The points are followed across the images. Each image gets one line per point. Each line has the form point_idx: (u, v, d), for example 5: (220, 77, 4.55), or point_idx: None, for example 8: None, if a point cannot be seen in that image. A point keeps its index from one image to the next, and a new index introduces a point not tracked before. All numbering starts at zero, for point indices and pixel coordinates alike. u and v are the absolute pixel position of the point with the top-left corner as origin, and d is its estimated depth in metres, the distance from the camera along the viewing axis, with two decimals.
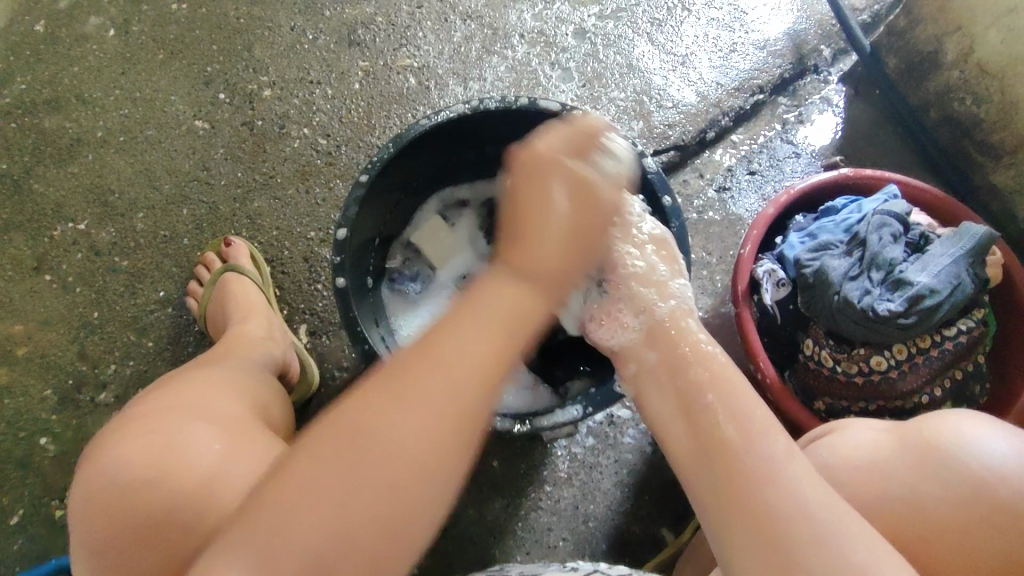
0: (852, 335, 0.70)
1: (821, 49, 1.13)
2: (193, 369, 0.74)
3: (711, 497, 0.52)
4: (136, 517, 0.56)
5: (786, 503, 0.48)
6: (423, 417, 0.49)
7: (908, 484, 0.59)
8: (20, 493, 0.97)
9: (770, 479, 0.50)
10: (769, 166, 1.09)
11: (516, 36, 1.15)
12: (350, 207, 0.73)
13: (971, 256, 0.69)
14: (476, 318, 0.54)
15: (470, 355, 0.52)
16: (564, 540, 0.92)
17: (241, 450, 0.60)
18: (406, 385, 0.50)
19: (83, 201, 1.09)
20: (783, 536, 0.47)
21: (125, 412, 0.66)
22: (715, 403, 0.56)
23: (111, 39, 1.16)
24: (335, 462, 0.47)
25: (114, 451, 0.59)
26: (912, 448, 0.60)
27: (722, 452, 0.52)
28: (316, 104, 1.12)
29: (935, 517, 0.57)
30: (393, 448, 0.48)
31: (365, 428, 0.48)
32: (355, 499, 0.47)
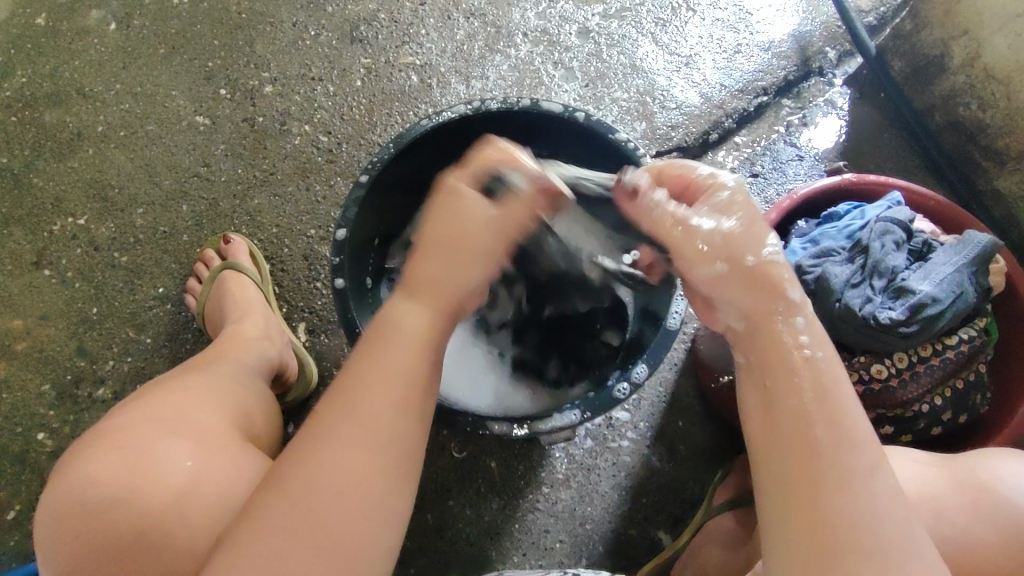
0: (853, 343, 0.69)
1: (826, 51, 1.13)
2: (178, 374, 0.73)
3: (786, 501, 0.46)
4: (109, 537, 0.56)
5: (865, 528, 0.44)
6: (337, 457, 0.48)
7: (958, 524, 0.62)
8: (17, 488, 0.97)
9: (850, 486, 0.45)
10: (772, 168, 1.09)
11: (519, 34, 1.14)
12: (350, 208, 0.72)
13: (974, 265, 0.68)
14: (387, 344, 0.53)
15: (382, 382, 0.51)
16: (561, 542, 0.91)
17: (213, 464, 0.60)
18: (334, 412, 0.50)
19: (82, 196, 1.09)
20: (842, 547, 0.44)
21: (101, 420, 0.65)
22: (805, 396, 0.48)
23: (113, 33, 1.15)
24: (287, 510, 0.46)
25: (82, 468, 0.59)
26: (961, 489, 0.63)
27: (802, 425, 0.47)
28: (318, 101, 1.12)
29: (982, 559, 0.60)
30: (312, 477, 0.47)
31: (306, 473, 0.48)
32: (326, 513, 0.47)
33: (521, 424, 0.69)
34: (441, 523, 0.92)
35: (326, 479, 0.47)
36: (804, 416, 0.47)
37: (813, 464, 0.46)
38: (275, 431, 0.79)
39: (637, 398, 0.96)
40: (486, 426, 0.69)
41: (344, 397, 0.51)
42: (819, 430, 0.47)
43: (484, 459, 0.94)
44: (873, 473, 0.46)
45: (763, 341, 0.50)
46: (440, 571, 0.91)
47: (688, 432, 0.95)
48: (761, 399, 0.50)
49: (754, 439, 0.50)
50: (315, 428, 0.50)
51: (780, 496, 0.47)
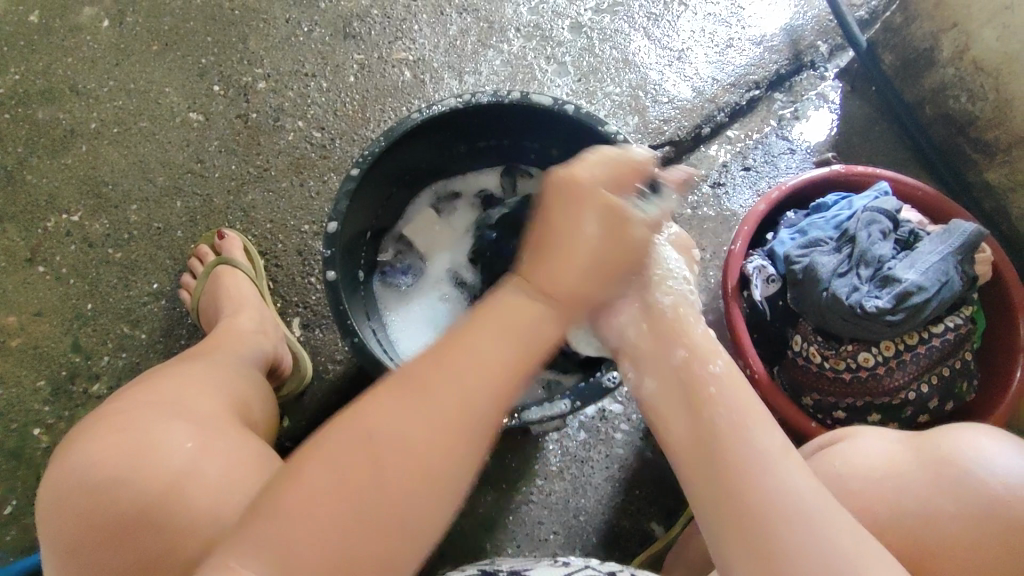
0: (840, 331, 0.70)
1: (818, 45, 1.13)
2: (179, 361, 0.74)
3: (705, 493, 0.49)
4: (108, 517, 0.56)
5: (785, 499, 0.46)
6: (409, 433, 0.46)
7: (920, 499, 0.60)
8: (12, 484, 0.97)
9: (764, 468, 0.48)
10: (764, 162, 1.09)
11: (512, 30, 1.14)
12: (341, 201, 0.73)
13: (959, 253, 0.69)
14: (472, 347, 0.49)
15: (460, 378, 0.48)
16: (555, 534, 0.92)
17: (214, 445, 0.61)
18: (411, 387, 0.47)
19: (77, 192, 1.09)
20: (772, 534, 0.45)
21: (104, 404, 0.66)
22: (719, 396, 0.52)
23: (106, 29, 1.16)
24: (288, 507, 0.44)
25: (86, 449, 0.60)
26: (927, 463, 0.61)
27: (712, 417, 0.51)
28: (311, 97, 1.12)
29: (947, 536, 0.58)
30: (375, 449, 0.45)
31: (374, 421, 0.46)
32: (330, 534, 0.43)
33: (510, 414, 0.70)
34: None
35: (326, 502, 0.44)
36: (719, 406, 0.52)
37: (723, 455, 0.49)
38: (273, 421, 0.79)
39: (630, 391, 0.97)
40: None
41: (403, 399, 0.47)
42: (722, 423, 0.51)
43: None
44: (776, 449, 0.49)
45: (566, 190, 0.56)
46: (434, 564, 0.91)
47: None
48: (687, 407, 0.53)
49: (676, 436, 0.53)
50: (396, 393, 0.47)
51: (705, 492, 0.49)
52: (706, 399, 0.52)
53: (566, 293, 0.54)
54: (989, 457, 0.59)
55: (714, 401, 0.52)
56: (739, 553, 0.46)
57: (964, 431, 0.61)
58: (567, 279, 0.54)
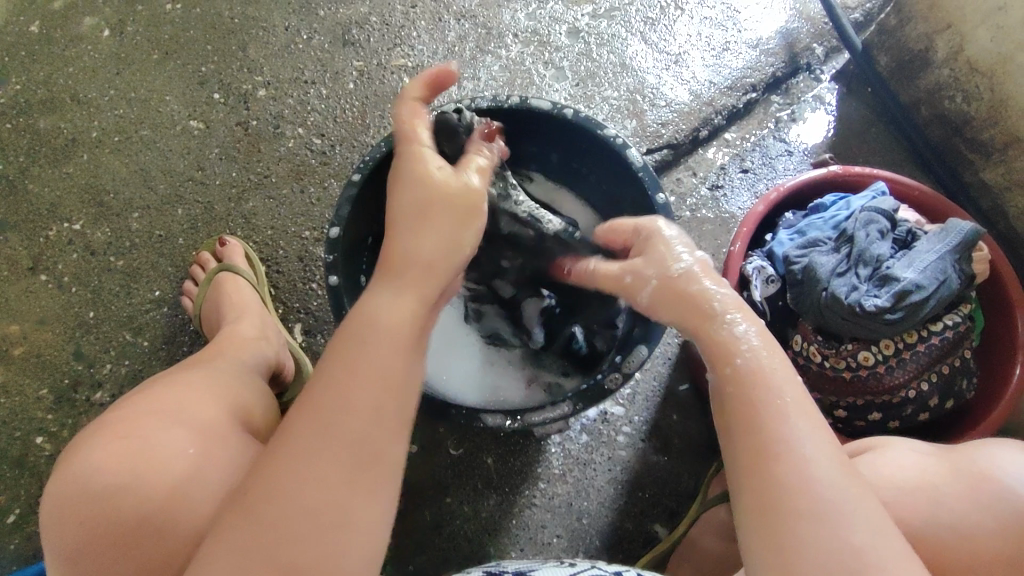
0: (840, 330, 0.70)
1: (814, 47, 1.14)
2: (181, 369, 0.74)
3: (741, 480, 0.47)
4: (112, 524, 0.57)
5: (826, 497, 0.45)
6: (315, 472, 0.47)
7: (956, 511, 0.62)
8: (16, 492, 0.98)
9: (803, 458, 0.46)
10: (761, 164, 1.10)
11: (509, 35, 1.15)
12: (343, 206, 0.73)
13: (957, 251, 0.69)
14: (362, 339, 0.52)
15: (353, 400, 0.49)
16: (558, 537, 0.92)
17: (217, 452, 0.62)
18: (307, 429, 0.48)
19: (78, 201, 1.09)
20: (806, 532, 0.44)
21: (105, 412, 0.66)
22: (760, 385, 0.49)
23: (106, 39, 1.16)
24: (251, 522, 0.45)
25: (88, 458, 0.59)
26: (962, 475, 0.64)
27: (754, 402, 0.49)
28: (311, 104, 1.13)
29: (980, 547, 0.60)
30: (280, 495, 0.46)
31: (279, 472, 0.47)
32: (320, 527, 0.46)
33: (513, 417, 0.70)
34: (439, 520, 0.93)
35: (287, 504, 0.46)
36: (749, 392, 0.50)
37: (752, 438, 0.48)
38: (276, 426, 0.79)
39: (631, 392, 0.97)
40: (481, 419, 0.70)
41: (308, 406, 0.49)
42: (766, 408, 0.48)
43: (480, 455, 0.94)
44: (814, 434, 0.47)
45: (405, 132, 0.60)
46: (438, 568, 0.91)
47: (682, 426, 0.96)
48: (724, 387, 0.51)
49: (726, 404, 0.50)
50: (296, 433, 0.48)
51: (740, 482, 0.47)
52: (742, 387, 0.50)
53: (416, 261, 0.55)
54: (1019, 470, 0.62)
55: (756, 389, 0.49)
56: (766, 551, 0.45)
57: (995, 450, 0.65)
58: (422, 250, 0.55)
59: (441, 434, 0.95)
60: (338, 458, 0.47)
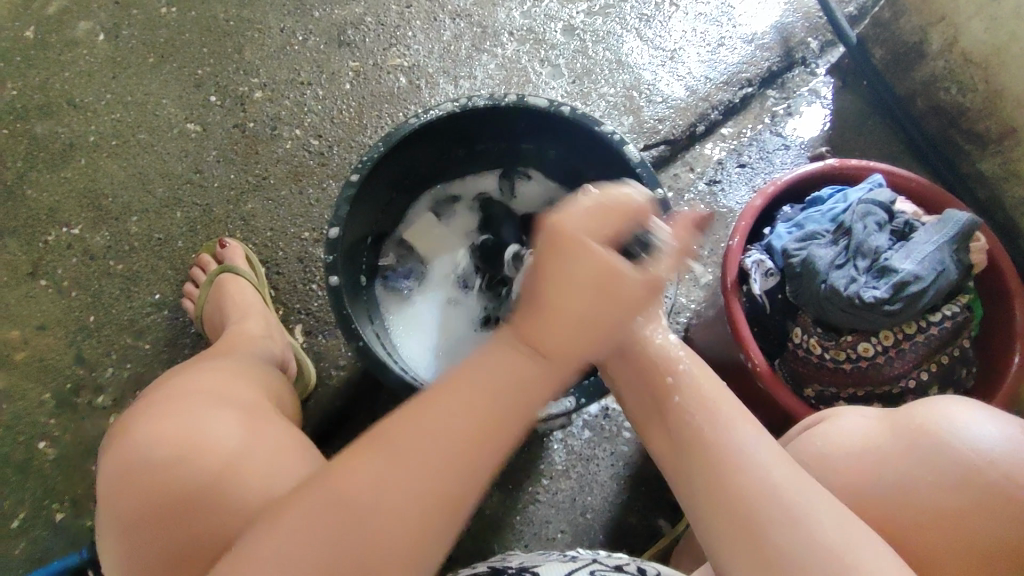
0: (840, 323, 0.71)
1: (808, 42, 1.14)
2: (212, 358, 0.78)
3: (688, 491, 0.50)
4: (162, 495, 0.57)
5: (769, 493, 0.46)
6: (404, 473, 0.45)
7: (900, 472, 0.56)
8: (20, 497, 0.98)
9: (736, 460, 0.48)
10: (759, 158, 1.10)
11: (505, 34, 1.15)
12: (341, 206, 0.73)
13: (955, 242, 0.69)
14: (463, 380, 0.47)
15: (452, 409, 0.46)
16: (562, 533, 0.92)
17: (262, 438, 0.63)
18: (393, 428, 0.46)
19: (77, 205, 1.09)
20: (755, 525, 0.45)
21: (150, 395, 0.69)
22: (685, 402, 0.54)
23: (101, 43, 1.16)
24: (334, 494, 0.45)
25: (143, 428, 0.62)
26: (901, 434, 0.57)
27: (685, 419, 0.53)
28: (308, 105, 1.13)
29: (926, 510, 0.54)
30: (364, 491, 0.45)
31: (364, 463, 0.45)
32: (403, 513, 0.44)
33: None
34: None
35: (365, 503, 0.45)
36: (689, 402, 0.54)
37: (711, 451, 0.49)
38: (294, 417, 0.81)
39: None
40: None
41: (414, 412, 0.47)
42: (693, 420, 0.52)
43: None
44: (761, 438, 0.50)
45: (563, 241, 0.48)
46: (443, 566, 0.92)
47: None
48: (659, 412, 0.56)
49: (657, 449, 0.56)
50: (379, 434, 0.47)
51: (692, 492, 0.49)
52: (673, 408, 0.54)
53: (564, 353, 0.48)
54: (955, 417, 0.56)
55: (683, 408, 0.53)
56: (731, 548, 0.46)
57: (940, 401, 0.58)
58: (563, 338, 0.47)
59: None
60: (425, 467, 0.45)
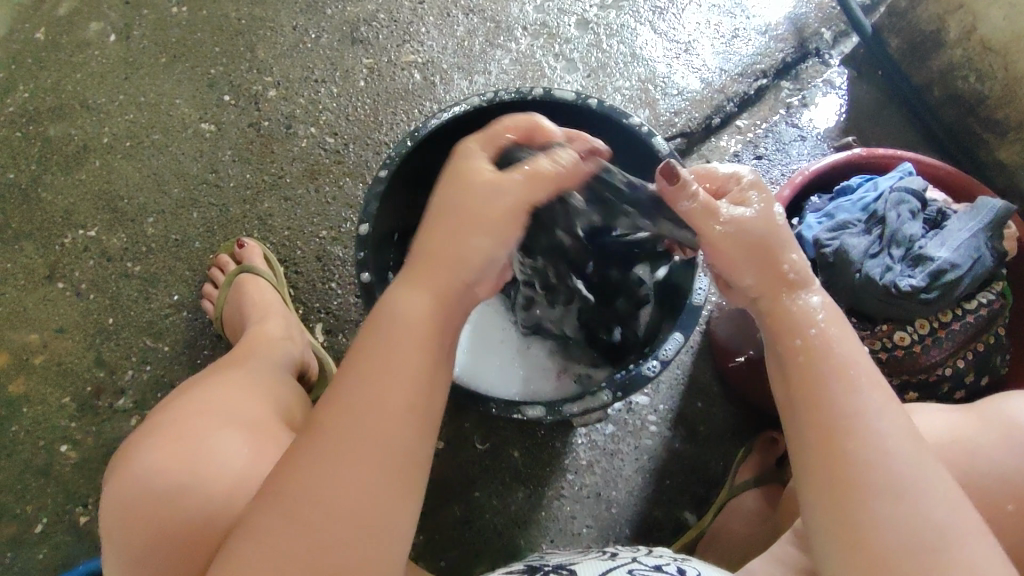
0: (874, 312, 0.71)
1: (823, 32, 1.14)
2: (214, 371, 0.76)
3: (800, 452, 0.49)
4: (176, 523, 0.58)
5: (883, 470, 0.45)
6: (349, 457, 0.46)
7: (995, 459, 0.62)
8: (42, 502, 0.97)
9: (855, 431, 0.47)
10: (775, 150, 1.10)
11: (518, 29, 1.15)
12: (370, 203, 0.73)
13: (989, 230, 0.70)
14: (395, 342, 0.50)
15: (383, 380, 0.48)
16: (588, 528, 0.93)
17: (265, 453, 0.62)
18: (327, 422, 0.47)
19: (92, 207, 1.09)
20: (862, 502, 0.45)
21: (151, 418, 0.67)
22: (808, 358, 0.50)
23: (113, 44, 1.16)
24: (284, 509, 0.44)
25: (144, 457, 0.61)
26: (989, 425, 0.63)
27: (811, 381, 0.50)
28: (322, 103, 1.12)
29: (1018, 490, 0.61)
30: (307, 491, 0.45)
31: (306, 461, 0.46)
32: (344, 507, 0.45)
33: (551, 409, 0.70)
34: (468, 515, 0.93)
35: (307, 503, 0.44)
36: (820, 368, 0.50)
37: (827, 424, 0.48)
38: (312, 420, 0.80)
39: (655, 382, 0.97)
40: (520, 411, 0.70)
41: (341, 393, 0.48)
42: (823, 381, 0.49)
43: (507, 449, 0.95)
44: (878, 411, 0.47)
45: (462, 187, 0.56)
46: (470, 563, 0.92)
47: (707, 413, 0.97)
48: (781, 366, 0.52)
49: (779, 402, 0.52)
50: (310, 432, 0.47)
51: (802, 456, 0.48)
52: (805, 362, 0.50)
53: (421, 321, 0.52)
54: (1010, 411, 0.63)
55: (813, 363, 0.50)
56: (835, 522, 0.45)
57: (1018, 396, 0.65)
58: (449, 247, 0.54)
59: (468, 429, 0.95)
60: (366, 454, 0.46)
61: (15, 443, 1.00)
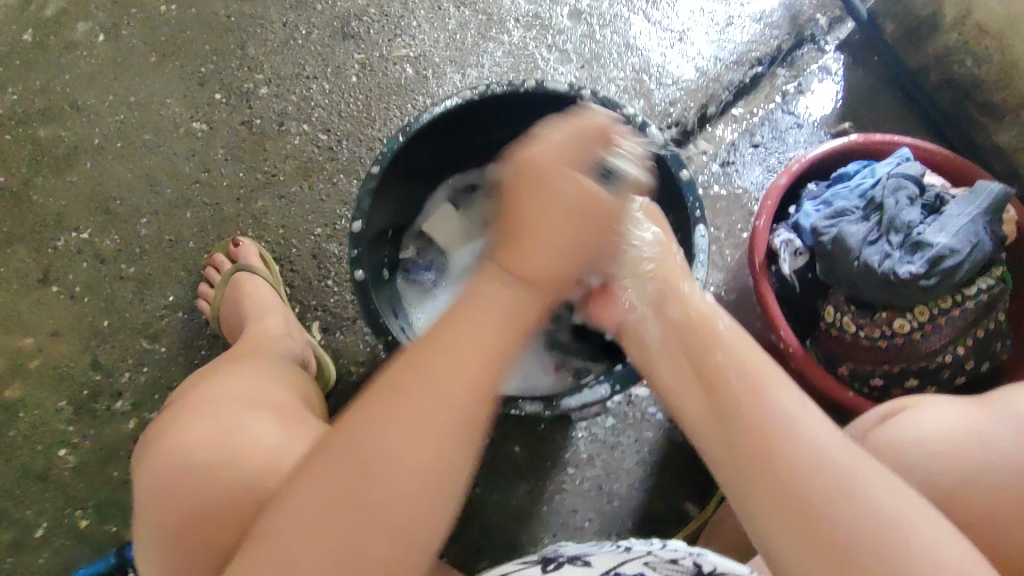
0: (874, 299, 0.71)
1: (818, 18, 1.13)
2: (239, 359, 0.76)
3: (737, 472, 0.49)
4: (210, 501, 0.56)
5: (819, 465, 0.46)
6: (410, 436, 0.45)
7: (1009, 453, 0.58)
8: (42, 507, 0.97)
9: (786, 435, 0.48)
10: (772, 138, 1.09)
11: (511, 20, 1.14)
12: (363, 199, 0.72)
13: (987, 214, 0.69)
14: (468, 325, 0.50)
15: (457, 377, 0.47)
16: (590, 521, 0.92)
17: (298, 435, 0.62)
18: (398, 391, 0.47)
19: (85, 210, 1.08)
20: (811, 503, 0.45)
21: (180, 400, 0.67)
22: (729, 371, 0.53)
23: (101, 44, 1.14)
24: (344, 477, 0.45)
25: (183, 433, 0.61)
26: (1001, 418, 0.60)
27: (730, 394, 0.52)
28: (314, 100, 1.11)
29: None
30: (371, 462, 0.45)
31: (370, 424, 0.46)
32: (400, 482, 0.45)
33: (550, 404, 0.69)
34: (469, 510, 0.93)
35: (370, 473, 0.45)
36: (728, 375, 0.53)
37: (753, 426, 0.49)
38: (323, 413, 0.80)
39: None
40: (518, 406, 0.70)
41: (422, 368, 0.47)
42: (735, 384, 0.52)
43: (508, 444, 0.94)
44: (796, 414, 0.49)
45: (536, 173, 0.56)
46: (472, 558, 0.91)
47: None
48: (697, 386, 0.55)
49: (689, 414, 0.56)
50: (385, 395, 0.47)
51: (735, 473, 0.49)
52: (713, 368, 0.55)
53: (548, 275, 0.54)
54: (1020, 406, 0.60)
55: (727, 376, 0.53)
56: (777, 527, 0.46)
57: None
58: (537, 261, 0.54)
59: None
60: (425, 434, 0.45)
61: (12, 448, 0.99)
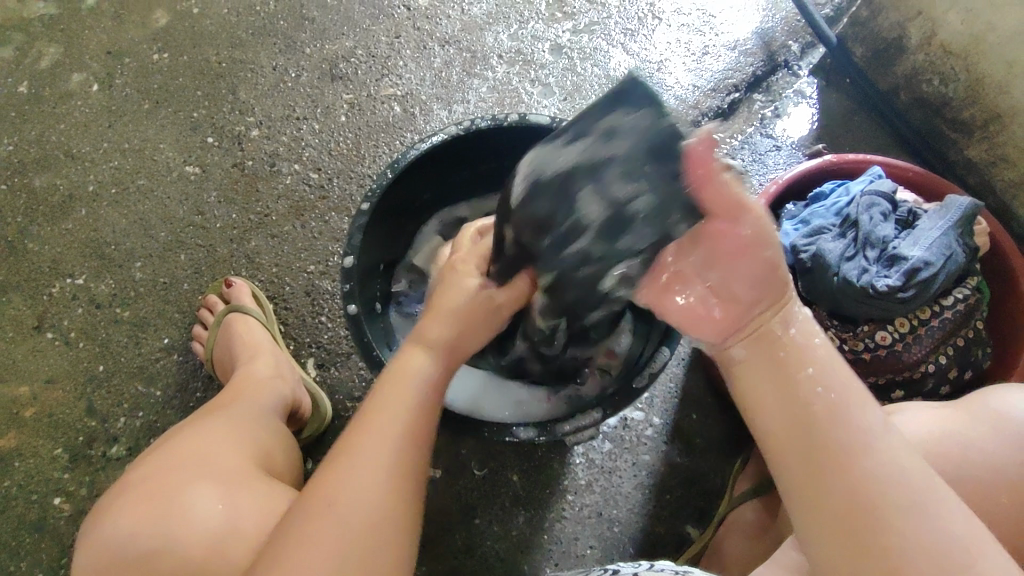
0: (855, 312, 0.73)
1: (790, 44, 1.17)
2: (196, 420, 0.76)
3: (805, 493, 0.48)
4: None
5: (889, 490, 0.45)
6: (352, 505, 0.52)
7: (987, 452, 0.60)
8: (37, 558, 0.96)
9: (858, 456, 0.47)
10: (752, 160, 1.12)
11: (494, 57, 1.17)
12: (355, 235, 0.74)
13: (959, 226, 0.72)
14: (387, 406, 0.58)
15: (385, 442, 0.56)
16: (591, 548, 0.92)
17: (240, 511, 0.61)
18: (348, 462, 0.54)
19: (79, 256, 1.09)
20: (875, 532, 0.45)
21: (128, 475, 0.68)
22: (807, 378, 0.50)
23: (95, 94, 1.17)
24: (301, 547, 0.50)
25: (124, 517, 0.62)
26: (976, 419, 0.62)
27: (808, 405, 0.49)
28: (305, 140, 1.14)
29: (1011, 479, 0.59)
30: (327, 528, 0.51)
31: (326, 498, 0.53)
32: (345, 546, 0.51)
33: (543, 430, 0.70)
34: (470, 543, 0.92)
35: (322, 541, 0.51)
36: (815, 394, 0.49)
37: (818, 443, 0.48)
38: (292, 466, 0.80)
39: (649, 396, 0.98)
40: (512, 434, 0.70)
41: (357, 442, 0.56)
42: (818, 403, 0.49)
43: (506, 473, 0.95)
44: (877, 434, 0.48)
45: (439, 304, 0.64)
46: None
47: (703, 424, 0.97)
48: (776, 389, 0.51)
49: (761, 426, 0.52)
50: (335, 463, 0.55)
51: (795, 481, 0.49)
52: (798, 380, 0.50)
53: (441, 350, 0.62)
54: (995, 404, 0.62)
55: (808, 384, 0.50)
56: (836, 550, 0.46)
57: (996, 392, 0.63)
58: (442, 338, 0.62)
59: (464, 456, 0.95)
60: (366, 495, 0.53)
61: (7, 499, 0.99)
